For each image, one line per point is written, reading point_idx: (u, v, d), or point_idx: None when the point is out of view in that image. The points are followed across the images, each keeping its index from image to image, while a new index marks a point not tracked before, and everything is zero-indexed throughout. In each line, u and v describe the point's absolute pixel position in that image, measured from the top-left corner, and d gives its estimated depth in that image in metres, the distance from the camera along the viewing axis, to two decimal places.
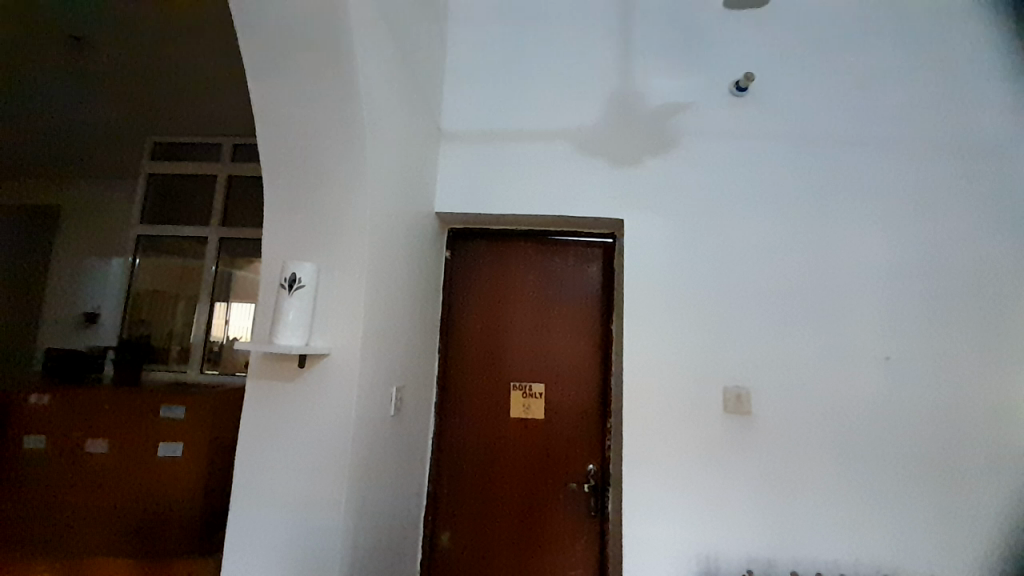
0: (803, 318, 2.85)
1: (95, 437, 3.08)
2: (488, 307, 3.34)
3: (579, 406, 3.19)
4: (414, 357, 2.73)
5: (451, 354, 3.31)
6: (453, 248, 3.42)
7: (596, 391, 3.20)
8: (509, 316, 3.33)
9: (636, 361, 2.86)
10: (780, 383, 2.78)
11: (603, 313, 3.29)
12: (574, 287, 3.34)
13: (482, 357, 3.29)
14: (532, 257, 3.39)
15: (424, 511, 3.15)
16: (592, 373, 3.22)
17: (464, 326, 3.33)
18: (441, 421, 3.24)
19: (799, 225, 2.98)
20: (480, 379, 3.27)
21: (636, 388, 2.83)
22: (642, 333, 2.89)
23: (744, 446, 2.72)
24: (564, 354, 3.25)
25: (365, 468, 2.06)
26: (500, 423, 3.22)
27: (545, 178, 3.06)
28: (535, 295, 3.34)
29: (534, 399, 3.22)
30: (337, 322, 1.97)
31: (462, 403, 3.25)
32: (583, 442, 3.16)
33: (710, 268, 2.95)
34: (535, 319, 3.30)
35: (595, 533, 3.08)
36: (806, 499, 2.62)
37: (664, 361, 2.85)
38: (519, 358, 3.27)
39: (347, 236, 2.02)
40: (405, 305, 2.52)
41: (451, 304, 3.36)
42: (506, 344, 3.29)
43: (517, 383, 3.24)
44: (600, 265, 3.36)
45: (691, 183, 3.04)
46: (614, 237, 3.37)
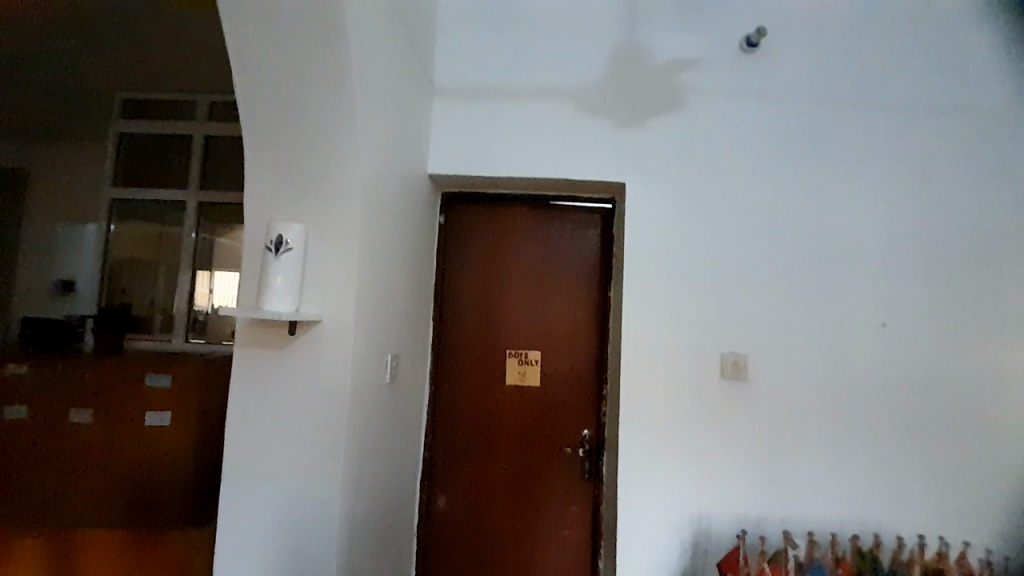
0: (803, 286, 2.82)
1: (80, 406, 2.98)
2: (483, 275, 3.25)
3: (575, 373, 3.18)
4: (409, 324, 2.65)
5: (446, 321, 3.24)
6: (448, 212, 3.29)
7: (592, 358, 3.18)
8: (505, 284, 3.24)
9: (635, 330, 2.82)
10: (778, 350, 2.77)
11: (601, 280, 3.22)
12: (572, 254, 3.25)
13: (478, 325, 3.22)
14: (529, 222, 3.28)
15: (420, 477, 3.15)
16: (589, 341, 3.19)
17: (460, 293, 3.25)
18: (436, 390, 3.20)
19: (803, 192, 2.90)
20: (475, 347, 3.22)
21: (634, 357, 2.80)
22: (641, 302, 2.84)
23: (740, 413, 2.74)
24: (560, 322, 3.21)
25: (361, 437, 2.02)
26: (496, 391, 3.19)
27: (543, 139, 2.91)
28: (532, 263, 3.25)
29: (530, 366, 3.19)
30: (328, 288, 1.86)
31: (457, 370, 3.21)
32: (578, 409, 3.16)
33: (711, 236, 2.88)
34: (532, 288, 3.23)
35: (589, 496, 3.13)
36: (796, 462, 2.68)
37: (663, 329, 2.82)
38: (514, 326, 3.21)
39: (337, 196, 1.89)
40: (399, 272, 2.42)
41: (445, 270, 3.26)
42: (502, 312, 3.22)
43: (513, 350, 3.20)
44: (598, 231, 3.26)
45: (696, 147, 2.93)
46: (613, 202, 3.26)
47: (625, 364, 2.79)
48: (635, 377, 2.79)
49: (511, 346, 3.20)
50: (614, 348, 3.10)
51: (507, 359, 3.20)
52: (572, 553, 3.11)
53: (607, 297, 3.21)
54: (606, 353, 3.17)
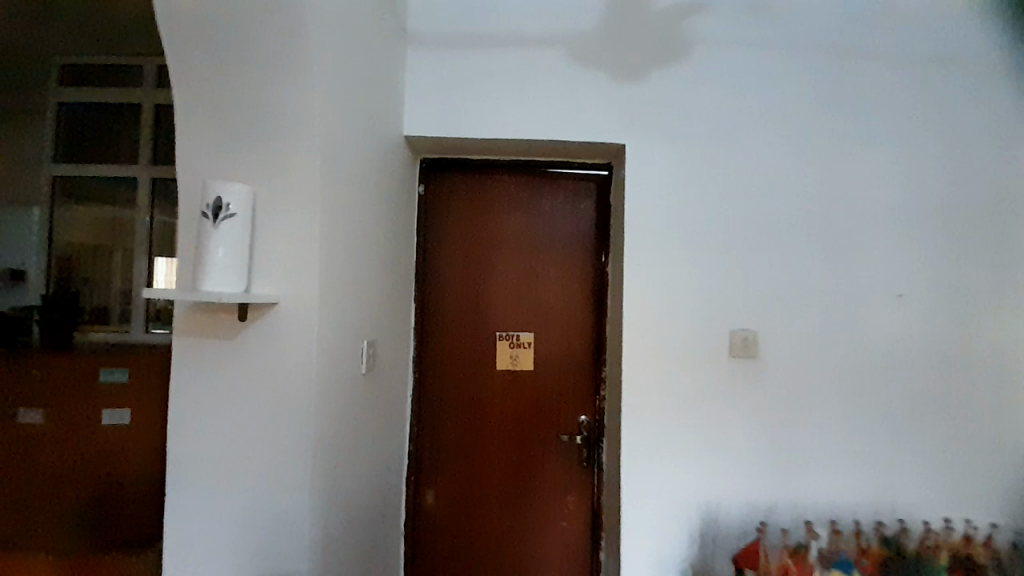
0: (817, 256, 2.61)
1: (29, 406, 2.63)
2: (469, 251, 2.96)
3: (571, 356, 2.94)
4: (387, 307, 2.34)
5: (429, 302, 2.94)
6: (427, 181, 2.96)
7: (589, 339, 2.94)
8: (494, 261, 2.95)
9: (636, 307, 2.58)
10: (790, 324, 2.57)
11: (598, 254, 2.96)
12: (566, 227, 2.97)
13: (465, 307, 2.94)
14: (518, 192, 2.98)
15: (406, 472, 2.89)
16: (585, 321, 2.94)
17: (444, 271, 2.95)
18: (421, 377, 2.92)
19: (814, 153, 2.67)
20: (462, 330, 2.94)
21: (637, 336, 2.57)
22: (643, 276, 2.59)
23: (750, 394, 2.55)
24: (554, 301, 2.94)
25: (334, 437, 1.74)
26: (487, 377, 2.93)
27: (533, 95, 2.59)
28: (523, 236, 2.96)
29: (523, 349, 2.94)
30: (285, 264, 1.54)
31: (443, 356, 2.94)
32: (575, 394, 2.93)
33: (718, 204, 2.64)
34: (524, 264, 2.95)
35: (588, 485, 2.93)
36: (810, 443, 2.52)
37: (668, 306, 2.59)
38: (505, 306, 2.94)
39: (291, 153, 1.56)
40: (372, 248, 2.10)
41: (427, 246, 2.95)
42: (491, 291, 2.94)
43: (503, 333, 2.93)
44: (593, 200, 2.99)
45: (701, 104, 2.65)
46: (610, 168, 2.98)
47: (626, 344, 2.56)
48: (638, 358, 2.56)
49: (501, 329, 2.94)
50: (613, 327, 2.86)
51: (497, 342, 2.93)
52: (570, 546, 2.93)
53: (604, 273, 2.95)
54: (604, 333, 2.93)
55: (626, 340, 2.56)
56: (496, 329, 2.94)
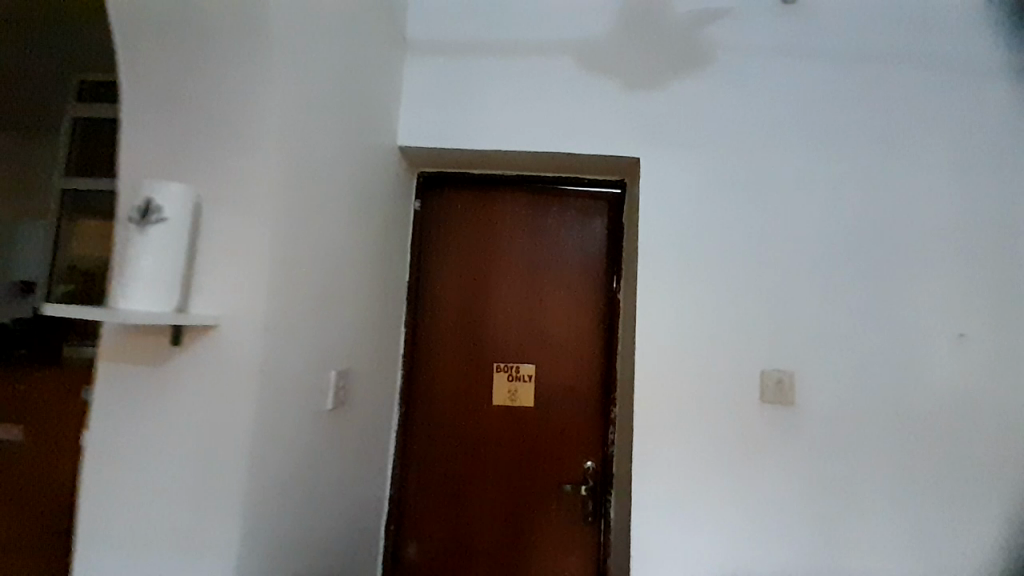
0: (867, 287, 2.24)
1: (9, 424, 2.43)
2: (467, 272, 2.70)
3: (576, 393, 2.61)
4: (367, 331, 2.08)
5: (421, 327, 2.68)
6: (425, 196, 2.75)
7: (597, 374, 2.62)
8: (494, 284, 2.69)
9: (650, 339, 2.27)
10: (833, 366, 2.21)
11: (609, 279, 2.68)
12: (574, 249, 2.71)
13: (459, 333, 2.67)
14: (522, 209, 2.74)
15: (386, 518, 2.56)
16: (593, 353, 2.63)
17: (439, 294, 2.69)
18: (408, 410, 2.63)
19: (866, 167, 2.31)
20: (456, 359, 2.65)
21: (650, 374, 2.25)
22: (658, 306, 2.29)
23: (784, 446, 2.18)
24: (559, 329, 2.65)
25: (284, 488, 1.45)
26: (482, 412, 2.62)
27: (538, 105, 2.38)
28: (526, 257, 2.70)
29: (523, 383, 2.62)
30: (228, 280, 1.30)
31: (434, 387, 2.64)
32: (580, 437, 2.58)
33: (750, 224, 2.32)
34: (526, 288, 2.68)
35: (592, 543, 2.55)
36: (855, 508, 2.14)
37: (686, 340, 2.27)
38: (504, 334, 2.65)
39: (247, 151, 1.35)
40: (350, 264, 1.86)
41: (421, 265, 2.71)
42: (490, 317, 2.67)
43: (502, 364, 2.64)
44: (605, 220, 2.72)
45: (729, 115, 2.38)
46: (624, 185, 2.73)
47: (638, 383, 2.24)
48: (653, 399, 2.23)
49: (499, 360, 2.64)
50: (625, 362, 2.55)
51: (494, 374, 2.63)
52: None
53: (615, 301, 2.66)
54: (614, 368, 2.61)
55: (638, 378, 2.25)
56: (493, 360, 2.64)
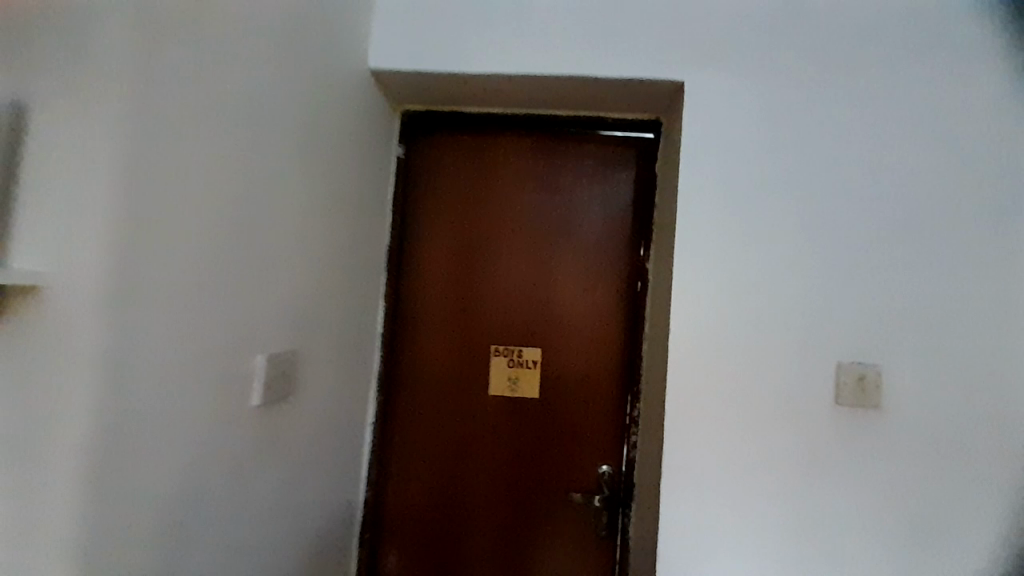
0: (998, 259, 1.61)
1: None
2: (459, 236, 2.21)
3: (591, 386, 2.13)
4: (320, 305, 1.63)
5: (404, 301, 2.21)
6: (410, 140, 2.21)
7: (617, 364, 2.13)
8: (492, 251, 2.20)
9: (689, 322, 1.69)
10: (942, 367, 1.61)
11: (634, 247, 2.16)
12: (591, 209, 2.19)
13: (450, 310, 2.20)
14: (529, 159, 2.21)
15: (361, 525, 2.17)
16: (613, 338, 2.14)
17: (427, 261, 2.22)
18: (388, 400, 2.19)
19: (1009, 91, 1.64)
20: (446, 342, 2.18)
21: (687, 367, 1.69)
22: (702, 277, 1.69)
23: (865, 467, 1.63)
24: (572, 308, 2.16)
25: (167, 517, 1.05)
26: (475, 406, 2.16)
27: (552, 12, 1.80)
28: (532, 217, 2.20)
29: (526, 372, 2.15)
30: (54, 219, 0.88)
31: (419, 374, 2.19)
32: (594, 439, 2.12)
33: (834, 166, 1.68)
34: (532, 256, 2.19)
35: (606, 564, 2.11)
36: (957, 551, 1.60)
37: (738, 323, 1.67)
38: (504, 311, 2.18)
39: (74, 22, 0.88)
40: (288, 214, 1.39)
41: (404, 226, 2.22)
42: (487, 291, 2.19)
43: (501, 348, 2.16)
44: (632, 174, 2.18)
45: (815, 13, 1.71)
46: (657, 128, 2.15)
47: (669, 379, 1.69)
48: (689, 401, 1.68)
49: (498, 344, 2.17)
50: (653, 347, 2.00)
51: (491, 360, 2.17)
52: None
53: (643, 274, 2.14)
54: (638, 356, 2.11)
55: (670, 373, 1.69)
56: (490, 343, 2.17)
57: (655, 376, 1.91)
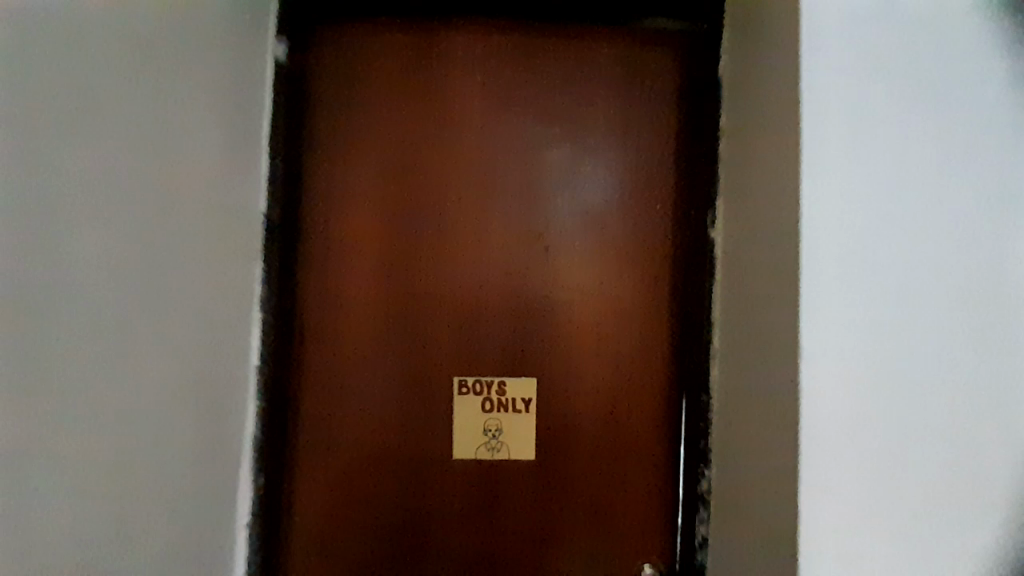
0: None
1: None
2: (393, 196, 1.31)
3: (624, 439, 1.29)
4: (50, 347, 0.72)
5: (303, 307, 1.29)
6: (298, 36, 1.30)
7: (667, 401, 1.29)
8: (452, 218, 1.31)
9: (829, 339, 0.92)
10: None
11: (683, 206, 1.31)
12: (612, 148, 1.33)
13: (383, 319, 1.29)
14: (506, 65, 1.33)
15: None
16: (657, 359, 1.30)
17: (341, 239, 1.30)
18: (283, 479, 1.27)
19: None
20: (380, 373, 1.29)
21: (833, 423, 0.90)
22: (846, 256, 0.93)
23: None
24: (588, 309, 1.31)
25: None
26: (430, 484, 1.28)
27: None
28: (516, 161, 1.32)
29: (513, 421, 1.28)
30: None
31: (335, 430, 1.28)
32: (635, 527, 1.28)
33: None
34: (520, 225, 1.32)
35: None
36: None
37: (910, 339, 0.93)
38: (477, 317, 1.30)
39: None
40: None
41: (297, 180, 1.29)
42: (445, 285, 1.30)
43: (470, 382, 1.28)
44: (675, 87, 1.33)
45: None
46: (717, 7, 1.30)
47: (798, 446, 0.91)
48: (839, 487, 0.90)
49: (468, 372, 1.29)
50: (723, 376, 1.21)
51: (458, 401, 1.28)
52: None
53: (705, 250, 1.28)
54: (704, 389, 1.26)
55: (800, 437, 0.90)
56: (456, 372, 1.29)
57: (738, 430, 1.13)
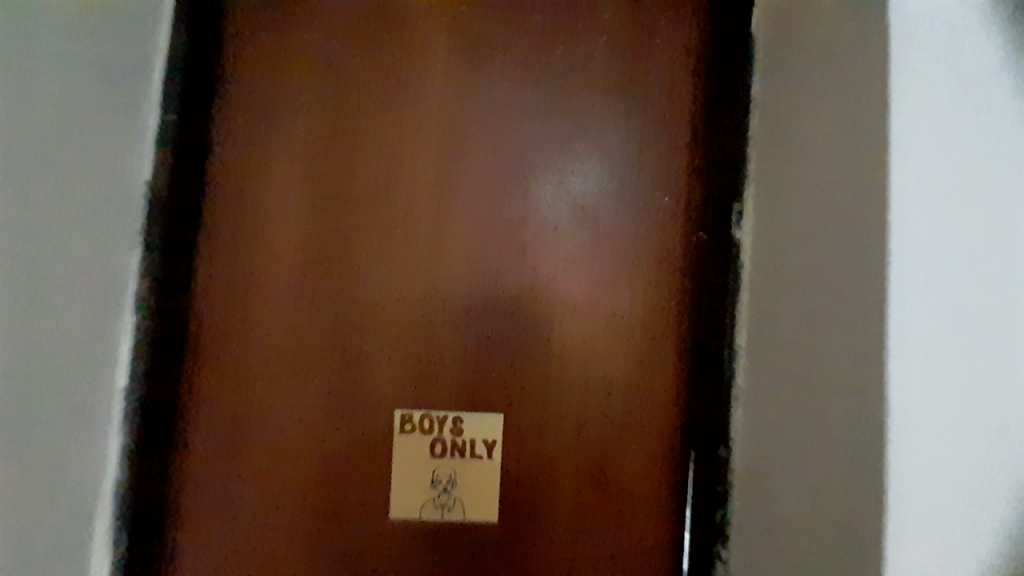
0: None
1: None
2: (326, 176, 1.03)
3: (615, 495, 1.00)
4: None
5: (203, 310, 1.00)
6: None
7: (671, 448, 1.00)
8: (401, 205, 1.03)
9: (910, 390, 0.67)
10: None
11: (698, 201, 1.03)
12: (608, 126, 1.05)
13: (306, 329, 1.01)
14: (480, 18, 1.05)
15: None
16: (658, 394, 1.01)
17: (260, 227, 1.02)
18: (166, 534, 0.97)
19: None
20: (297, 399, 1.00)
21: (924, 513, 0.65)
22: (955, 282, 0.67)
23: None
24: (570, 326, 1.02)
25: None
26: (359, 551, 0.97)
27: None
28: (486, 136, 1.04)
29: (471, 471, 0.98)
30: None
31: (239, 472, 0.99)
32: None
33: None
34: (488, 219, 1.03)
35: None
36: None
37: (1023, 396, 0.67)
38: (426, 331, 1.01)
39: None
40: None
41: (204, 148, 1.01)
42: (389, 290, 1.02)
43: (418, 418, 0.98)
44: (690, 53, 1.06)
45: None
46: None
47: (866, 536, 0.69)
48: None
49: (414, 400, 1.00)
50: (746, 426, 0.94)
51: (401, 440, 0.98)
52: None
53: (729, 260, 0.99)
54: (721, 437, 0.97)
55: None
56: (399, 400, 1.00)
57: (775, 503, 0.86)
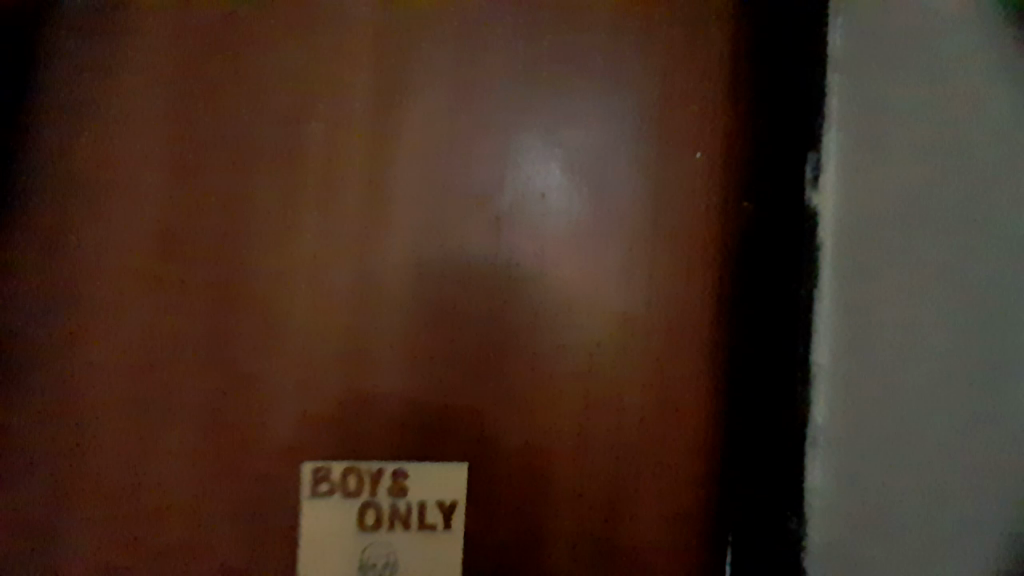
0: None
1: None
2: (226, 99, 0.72)
3: (623, 556, 0.71)
4: None
5: (30, 288, 0.70)
6: None
7: (702, 486, 0.71)
8: (331, 146, 0.72)
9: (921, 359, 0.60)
10: None
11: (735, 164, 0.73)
12: (637, 37, 0.74)
13: (185, 314, 0.70)
14: None
15: None
16: (689, 410, 0.72)
17: (124, 165, 0.71)
18: None
19: None
20: (170, 412, 0.69)
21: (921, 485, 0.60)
22: None
23: None
24: (567, 320, 0.72)
25: None
26: None
27: None
28: (464, 49, 0.73)
29: (415, 547, 0.68)
30: None
31: (81, 523, 0.69)
32: None
33: None
34: (457, 167, 0.72)
35: None
36: None
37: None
38: (362, 328, 0.70)
39: None
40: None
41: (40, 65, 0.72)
42: (311, 265, 0.71)
43: (334, 471, 0.68)
44: None
45: None
46: None
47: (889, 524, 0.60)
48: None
49: (339, 428, 0.69)
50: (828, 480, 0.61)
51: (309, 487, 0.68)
52: None
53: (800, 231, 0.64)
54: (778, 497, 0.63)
55: None
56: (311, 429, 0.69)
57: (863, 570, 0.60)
